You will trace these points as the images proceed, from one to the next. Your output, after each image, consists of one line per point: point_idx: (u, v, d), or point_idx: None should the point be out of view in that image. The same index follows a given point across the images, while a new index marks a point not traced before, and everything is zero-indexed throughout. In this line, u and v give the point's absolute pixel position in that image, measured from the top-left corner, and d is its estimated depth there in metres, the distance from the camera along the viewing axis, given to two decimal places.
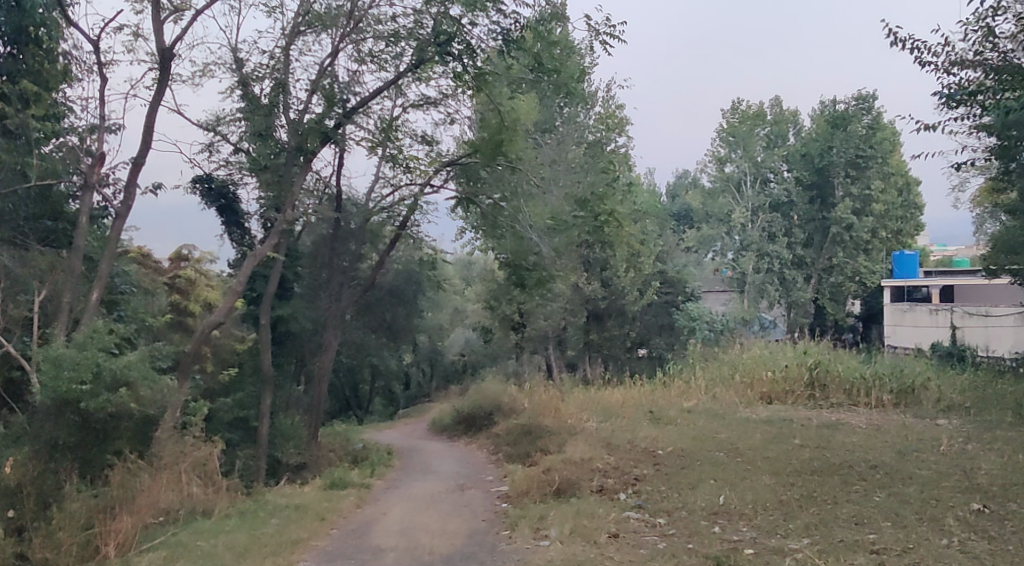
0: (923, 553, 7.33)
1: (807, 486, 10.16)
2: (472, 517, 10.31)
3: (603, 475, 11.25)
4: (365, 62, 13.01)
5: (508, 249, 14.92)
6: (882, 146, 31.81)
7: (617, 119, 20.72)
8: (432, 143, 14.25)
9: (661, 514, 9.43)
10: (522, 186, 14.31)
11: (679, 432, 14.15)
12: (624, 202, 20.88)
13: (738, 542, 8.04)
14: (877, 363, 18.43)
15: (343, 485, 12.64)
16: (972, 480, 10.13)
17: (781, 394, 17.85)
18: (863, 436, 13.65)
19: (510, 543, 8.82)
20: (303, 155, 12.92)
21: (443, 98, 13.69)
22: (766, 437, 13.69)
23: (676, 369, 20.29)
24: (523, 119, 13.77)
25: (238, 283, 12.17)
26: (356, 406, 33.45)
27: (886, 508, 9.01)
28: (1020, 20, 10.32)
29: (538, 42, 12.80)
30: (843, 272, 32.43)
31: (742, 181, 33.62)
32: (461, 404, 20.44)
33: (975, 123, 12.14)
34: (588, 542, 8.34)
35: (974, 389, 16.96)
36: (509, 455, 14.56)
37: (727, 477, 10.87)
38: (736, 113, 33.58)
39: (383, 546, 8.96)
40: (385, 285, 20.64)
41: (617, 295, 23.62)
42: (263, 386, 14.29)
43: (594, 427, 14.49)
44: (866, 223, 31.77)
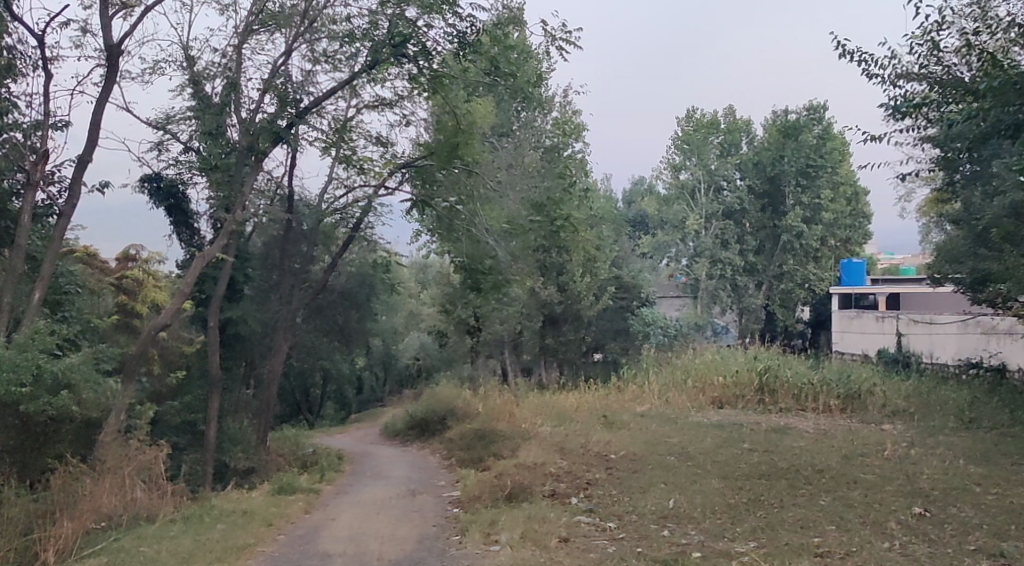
0: (865, 556, 7.47)
1: (755, 490, 10.28)
2: (422, 523, 10.23)
3: (556, 479, 11.29)
4: (319, 62, 12.86)
5: (463, 253, 14.66)
6: (832, 156, 32.46)
7: (574, 125, 20.83)
8: (388, 143, 14.11)
9: (611, 518, 9.46)
10: (478, 190, 14.32)
11: (632, 436, 14.25)
12: (581, 207, 20.95)
13: (686, 547, 8.08)
14: (824, 369, 18.70)
15: (291, 489, 12.45)
16: (914, 485, 10.33)
17: (732, 398, 18.10)
18: (810, 440, 13.87)
19: (461, 548, 8.78)
20: (254, 154, 12.75)
21: (398, 99, 13.59)
22: (716, 441, 13.84)
23: (630, 374, 20.38)
24: (481, 123, 13.85)
25: (186, 283, 11.91)
26: (308, 409, 33.01)
27: (831, 512, 9.15)
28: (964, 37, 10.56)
29: (494, 47, 12.88)
30: (792, 278, 32.67)
31: (696, 189, 34.24)
32: (414, 408, 20.30)
33: (919, 134, 12.61)
34: (538, 547, 8.32)
35: (918, 395, 17.21)
36: (461, 460, 14.46)
37: (677, 481, 10.96)
38: (691, 121, 34.39)
39: (326, 550, 8.93)
40: (338, 287, 20.46)
41: (573, 299, 23.66)
42: (210, 389, 13.99)
43: (548, 432, 14.49)
44: (815, 232, 32.46)
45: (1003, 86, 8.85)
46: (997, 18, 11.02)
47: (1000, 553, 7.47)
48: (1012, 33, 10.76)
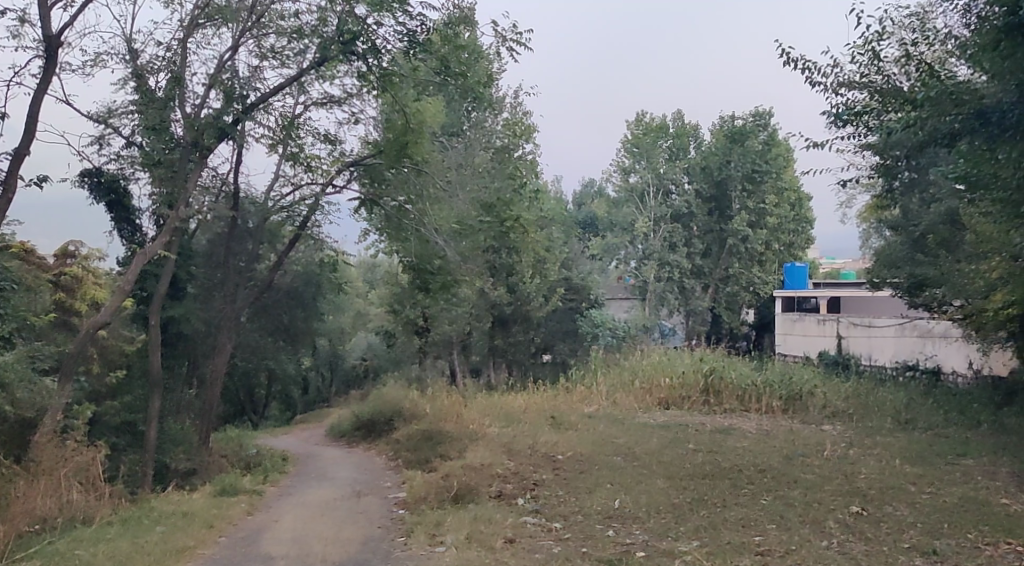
0: (804, 555, 7.60)
1: (698, 490, 10.42)
2: (367, 524, 10.13)
3: (503, 480, 11.30)
4: (266, 58, 12.68)
5: (412, 252, 14.55)
6: (776, 162, 33.20)
7: (524, 127, 20.88)
8: (336, 141, 13.96)
9: (557, 518, 9.51)
10: (427, 190, 14.24)
11: (579, 437, 14.36)
12: (530, 208, 20.98)
13: (631, 546, 8.16)
14: (767, 371, 19.04)
15: (233, 491, 12.24)
16: (852, 484, 10.59)
17: (678, 399, 18.33)
18: (753, 440, 14.09)
19: (405, 550, 8.70)
20: (199, 150, 12.51)
21: (346, 97, 13.45)
22: (662, 442, 14.00)
23: (578, 375, 20.52)
24: (429, 123, 13.96)
25: (126, 282, 11.59)
26: (252, 410, 32.42)
27: (771, 511, 9.33)
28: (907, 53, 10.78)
29: (444, 47, 12.75)
30: (738, 282, 33.42)
31: (645, 192, 34.27)
32: (361, 409, 20.12)
33: (860, 142, 12.95)
34: (484, 547, 8.33)
35: (856, 396, 17.65)
36: (408, 461, 14.37)
37: (623, 481, 11.07)
38: (640, 125, 34.34)
39: (269, 552, 8.82)
40: (283, 286, 20.17)
41: (522, 301, 23.77)
42: (150, 388, 13.65)
43: (495, 432, 14.52)
44: (760, 236, 33.05)
45: (939, 96, 9.28)
46: (934, 30, 11.54)
47: (933, 551, 7.68)
48: (947, 45, 11.25)
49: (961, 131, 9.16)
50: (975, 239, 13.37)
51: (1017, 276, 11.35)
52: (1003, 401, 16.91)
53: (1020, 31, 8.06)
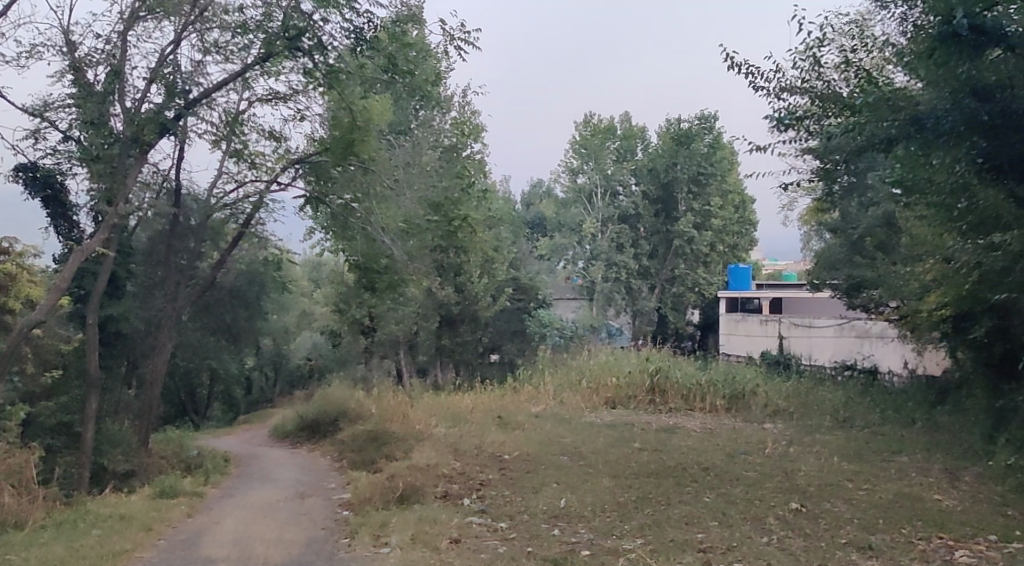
0: (745, 551, 7.72)
1: (643, 488, 10.52)
2: (310, 526, 10.02)
3: (449, 480, 11.26)
4: (209, 52, 12.41)
5: (358, 251, 14.44)
6: (722, 165, 33.74)
7: (471, 126, 20.92)
8: (281, 138, 13.76)
9: (502, 518, 9.50)
10: (374, 189, 14.14)
11: (526, 437, 14.38)
12: (479, 207, 20.98)
13: (576, 545, 8.21)
14: (711, 370, 19.33)
15: (173, 493, 11.98)
16: (791, 481, 10.81)
17: (624, 399, 18.46)
18: (697, 439, 14.25)
19: (349, 551, 8.63)
20: (139, 146, 12.23)
21: (292, 94, 13.27)
22: (608, 441, 14.09)
23: (525, 375, 20.56)
24: (376, 121, 13.76)
25: (63, 280, 11.24)
26: (194, 410, 31.75)
27: (714, 508, 9.46)
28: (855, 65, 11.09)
29: (392, 44, 12.64)
30: (684, 282, 33.95)
31: (593, 193, 34.73)
32: (305, 409, 19.87)
33: (801, 146, 13.29)
34: (428, 547, 8.30)
35: (797, 395, 17.99)
36: (353, 461, 14.21)
37: (569, 480, 11.12)
38: (588, 126, 35.04)
39: (212, 554, 8.65)
40: (226, 285, 19.82)
41: (470, 301, 23.75)
42: (87, 389, 13.30)
43: (442, 433, 14.48)
44: (705, 238, 33.56)
45: (877, 102, 9.39)
46: (872, 38, 11.95)
47: (867, 546, 7.87)
48: (884, 53, 11.63)
49: (898, 136, 9.28)
50: (910, 242, 13.76)
51: (949, 278, 11.73)
52: (937, 399, 17.42)
53: (953, 40, 8.34)
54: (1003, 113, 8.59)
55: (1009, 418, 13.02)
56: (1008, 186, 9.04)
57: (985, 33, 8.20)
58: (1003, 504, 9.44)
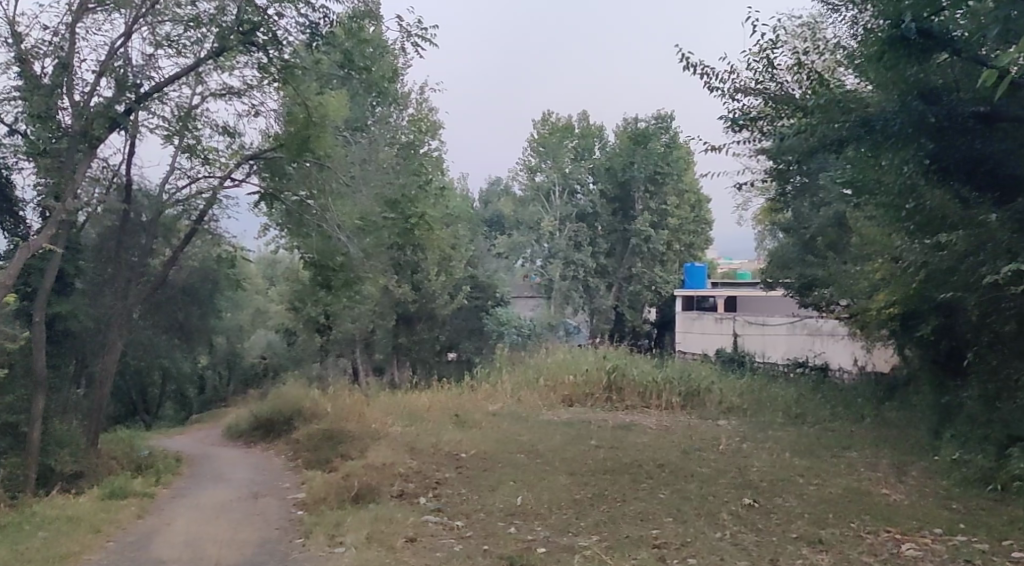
0: (699, 547, 7.81)
1: (599, 485, 10.58)
2: (264, 526, 9.89)
3: (405, 479, 11.21)
4: (161, 46, 12.16)
5: (313, 248, 14.29)
6: (678, 165, 33.99)
7: (429, 124, 20.93)
8: (235, 133, 13.54)
9: (459, 516, 9.48)
10: (329, 184, 13.90)
11: (483, 435, 14.37)
12: (436, 204, 20.95)
13: (532, 542, 8.23)
14: (667, 368, 19.50)
15: (123, 494, 11.74)
16: (744, 477, 10.96)
17: (581, 397, 18.54)
18: (653, 436, 14.37)
19: (303, 551, 8.54)
20: (88, 141, 11.93)
21: (246, 89, 13.07)
22: (565, 439, 14.15)
23: (483, 373, 20.55)
24: (331, 117, 13.59)
25: (7, 276, 10.91)
26: (144, 410, 31.13)
27: (669, 504, 9.55)
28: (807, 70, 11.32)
29: (349, 40, 12.61)
30: (640, 281, 34.20)
31: (551, 191, 34.71)
32: (259, 408, 19.60)
33: (755, 146, 13.56)
34: (384, 547, 8.25)
35: (751, 392, 18.25)
36: (307, 461, 14.05)
37: (526, 479, 11.13)
38: (547, 125, 35.61)
39: (161, 556, 8.49)
40: (179, 282, 19.49)
41: (427, 299, 23.67)
42: (34, 388, 12.96)
43: (397, 432, 14.40)
44: (662, 236, 33.90)
45: (828, 104, 9.46)
46: (824, 41, 12.22)
47: (818, 540, 7.99)
48: (836, 55, 11.88)
49: (849, 138, 9.33)
50: (859, 241, 14.05)
51: (897, 278, 12.00)
52: (885, 396, 17.79)
53: (903, 45, 8.45)
54: (948, 116, 8.80)
55: (954, 413, 13.34)
56: (955, 186, 9.34)
57: (932, 37, 8.32)
58: (948, 498, 9.67)
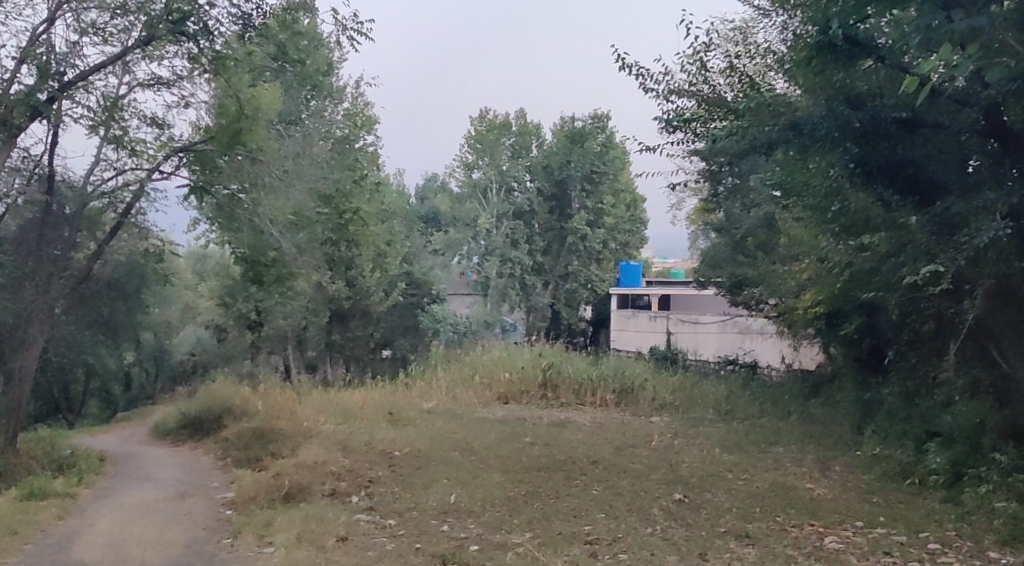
0: (630, 542, 7.91)
1: (533, 482, 10.62)
2: (190, 526, 9.66)
3: (337, 478, 11.07)
4: (86, 33, 11.75)
5: (244, 244, 14.01)
6: (613, 164, 34.52)
7: (365, 118, 20.76)
8: (164, 124, 13.17)
9: (391, 515, 9.41)
10: (261, 178, 13.63)
11: (417, 433, 14.28)
12: (371, 200, 20.76)
13: (465, 540, 8.21)
14: (602, 365, 19.71)
15: (42, 495, 11.33)
16: (675, 473, 11.14)
17: (517, 394, 18.56)
18: (587, 433, 14.49)
19: (231, 551, 8.38)
20: (7, 129, 11.29)
21: (176, 79, 12.73)
22: (500, 436, 14.17)
23: (418, 370, 20.47)
24: (264, 110, 13.32)
25: None
26: (66, 408, 30.08)
27: (601, 501, 9.64)
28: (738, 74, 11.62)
29: (283, 31, 12.30)
30: (577, 279, 34.43)
31: (488, 189, 34.82)
32: (187, 407, 19.13)
33: (689, 148, 13.86)
34: (313, 547, 8.13)
35: (683, 389, 18.60)
36: (236, 459, 13.76)
37: (459, 477, 11.09)
38: (484, 122, 35.56)
39: (80, 558, 8.21)
40: (104, 276, 18.91)
41: (362, 295, 23.45)
42: None
43: (330, 430, 14.25)
44: (598, 235, 34.26)
45: (759, 107, 9.81)
46: (755, 45, 12.56)
47: (745, 534, 8.18)
48: (765, 60, 12.26)
49: (778, 140, 9.63)
50: (788, 242, 14.41)
51: (823, 278, 12.36)
52: (811, 392, 18.30)
53: (829, 50, 8.75)
54: (872, 121, 9.07)
55: (875, 410, 13.79)
56: (878, 190, 9.40)
57: (858, 43, 8.63)
58: (868, 492, 9.98)
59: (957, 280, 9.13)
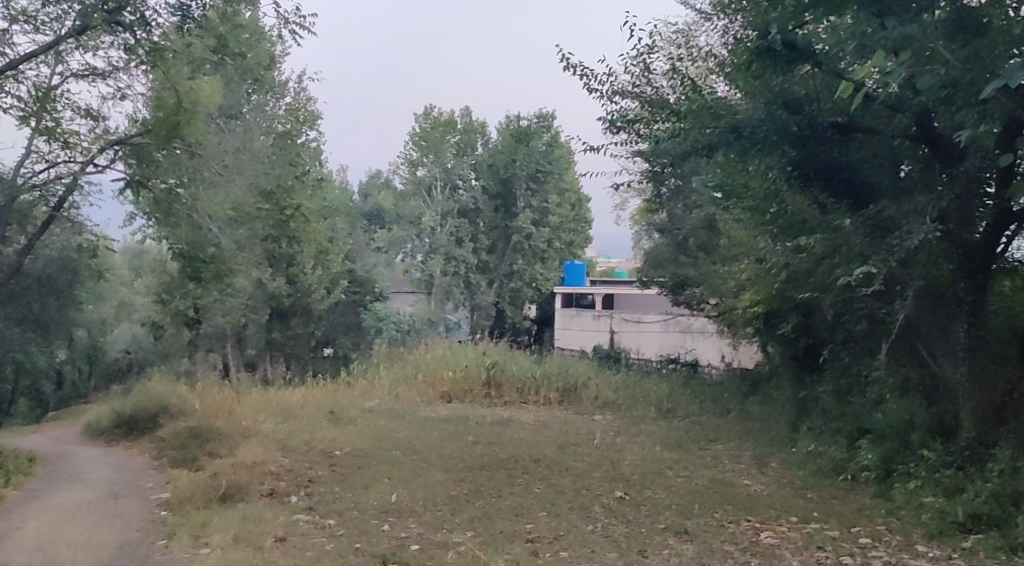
0: (571, 540, 7.95)
1: (474, 481, 10.61)
2: (124, 528, 9.43)
3: (275, 477, 10.91)
4: (17, 21, 11.36)
5: (183, 240, 13.40)
6: (559, 164, 34.72)
7: (307, 113, 20.48)
8: (99, 117, 12.80)
9: (331, 514, 9.31)
10: (200, 172, 13.29)
11: (358, 433, 14.13)
12: (314, 197, 20.52)
13: (405, 539, 8.18)
14: (546, 363, 19.78)
15: None
16: (617, 470, 11.23)
17: (460, 393, 18.50)
18: (529, 432, 14.52)
19: (165, 553, 8.19)
20: None
21: (112, 70, 12.38)
22: (442, 435, 14.13)
23: (360, 369, 20.29)
24: (204, 103, 12.92)
25: None
26: None
27: (543, 499, 9.67)
28: (680, 76, 11.78)
29: (223, 23, 12.14)
30: (521, 278, 34.45)
31: (433, 186, 35.02)
32: (122, 405, 18.63)
33: (633, 149, 13.97)
34: (250, 547, 8.00)
35: (626, 388, 18.79)
36: (172, 459, 13.43)
37: (400, 476, 11.02)
38: (428, 119, 35.40)
39: (5, 562, 7.94)
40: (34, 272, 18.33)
41: (303, 293, 23.11)
42: None
43: (269, 429, 14.04)
44: (543, 234, 34.39)
45: (700, 109, 9.90)
46: (698, 48, 12.71)
47: (684, 530, 8.28)
48: (707, 63, 12.46)
49: (718, 143, 9.67)
50: (728, 243, 14.65)
51: (762, 278, 12.60)
52: (749, 390, 18.63)
53: (767, 53, 8.84)
54: (809, 125, 9.25)
55: (810, 407, 14.10)
56: (815, 194, 9.57)
57: (796, 49, 8.79)
58: (803, 487, 10.20)
59: (889, 281, 9.37)
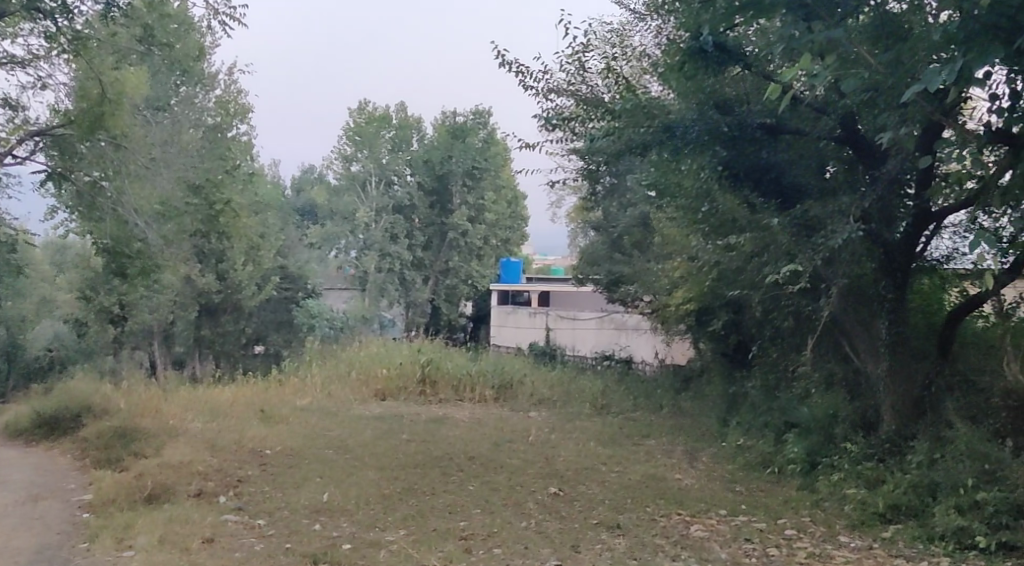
0: (504, 537, 7.95)
1: (408, 479, 10.54)
2: (43, 531, 9.10)
3: (204, 478, 10.65)
4: None
5: (105, 234, 13.11)
6: (494, 161, 34.72)
7: (238, 106, 20.06)
8: (17, 107, 12.05)
9: (261, 515, 9.14)
10: (126, 166, 12.81)
11: (290, 431, 13.90)
12: (245, 192, 20.14)
13: (336, 538, 8.08)
14: (481, 360, 19.76)
15: None
16: (551, 466, 11.30)
17: (395, 391, 18.35)
18: (463, 429, 14.50)
19: (87, 556, 7.92)
20: None
21: (31, 59, 11.87)
22: (376, 433, 14.00)
23: (292, 367, 19.98)
24: (131, 94, 12.50)
25: None
26: None
27: (477, 496, 9.65)
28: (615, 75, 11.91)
29: (149, 13, 12.09)
30: (457, 275, 34.48)
31: (367, 181, 34.57)
32: (43, 405, 17.98)
33: (568, 147, 14.12)
34: (176, 549, 7.79)
35: (560, 384, 18.91)
36: (95, 460, 13.01)
37: (331, 475, 10.88)
38: (363, 114, 35.05)
39: None
40: None
41: (234, 289, 22.62)
42: None
43: (196, 428, 13.72)
44: (479, 231, 34.42)
45: (634, 109, 9.96)
46: (632, 48, 12.83)
47: (617, 525, 8.37)
48: (642, 63, 12.62)
49: (651, 143, 9.82)
50: (661, 241, 14.88)
51: (693, 276, 12.83)
52: (680, 386, 18.93)
53: (699, 55, 9.05)
54: (739, 126, 9.45)
55: (739, 402, 14.40)
56: (745, 194, 9.75)
57: (727, 51, 9.00)
58: (732, 481, 10.41)
59: (814, 279, 9.62)
